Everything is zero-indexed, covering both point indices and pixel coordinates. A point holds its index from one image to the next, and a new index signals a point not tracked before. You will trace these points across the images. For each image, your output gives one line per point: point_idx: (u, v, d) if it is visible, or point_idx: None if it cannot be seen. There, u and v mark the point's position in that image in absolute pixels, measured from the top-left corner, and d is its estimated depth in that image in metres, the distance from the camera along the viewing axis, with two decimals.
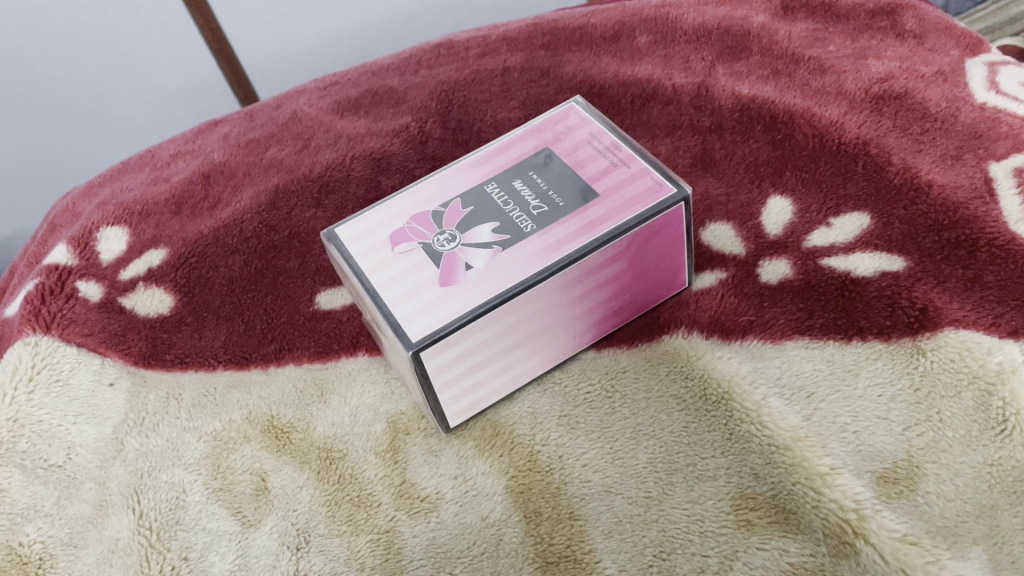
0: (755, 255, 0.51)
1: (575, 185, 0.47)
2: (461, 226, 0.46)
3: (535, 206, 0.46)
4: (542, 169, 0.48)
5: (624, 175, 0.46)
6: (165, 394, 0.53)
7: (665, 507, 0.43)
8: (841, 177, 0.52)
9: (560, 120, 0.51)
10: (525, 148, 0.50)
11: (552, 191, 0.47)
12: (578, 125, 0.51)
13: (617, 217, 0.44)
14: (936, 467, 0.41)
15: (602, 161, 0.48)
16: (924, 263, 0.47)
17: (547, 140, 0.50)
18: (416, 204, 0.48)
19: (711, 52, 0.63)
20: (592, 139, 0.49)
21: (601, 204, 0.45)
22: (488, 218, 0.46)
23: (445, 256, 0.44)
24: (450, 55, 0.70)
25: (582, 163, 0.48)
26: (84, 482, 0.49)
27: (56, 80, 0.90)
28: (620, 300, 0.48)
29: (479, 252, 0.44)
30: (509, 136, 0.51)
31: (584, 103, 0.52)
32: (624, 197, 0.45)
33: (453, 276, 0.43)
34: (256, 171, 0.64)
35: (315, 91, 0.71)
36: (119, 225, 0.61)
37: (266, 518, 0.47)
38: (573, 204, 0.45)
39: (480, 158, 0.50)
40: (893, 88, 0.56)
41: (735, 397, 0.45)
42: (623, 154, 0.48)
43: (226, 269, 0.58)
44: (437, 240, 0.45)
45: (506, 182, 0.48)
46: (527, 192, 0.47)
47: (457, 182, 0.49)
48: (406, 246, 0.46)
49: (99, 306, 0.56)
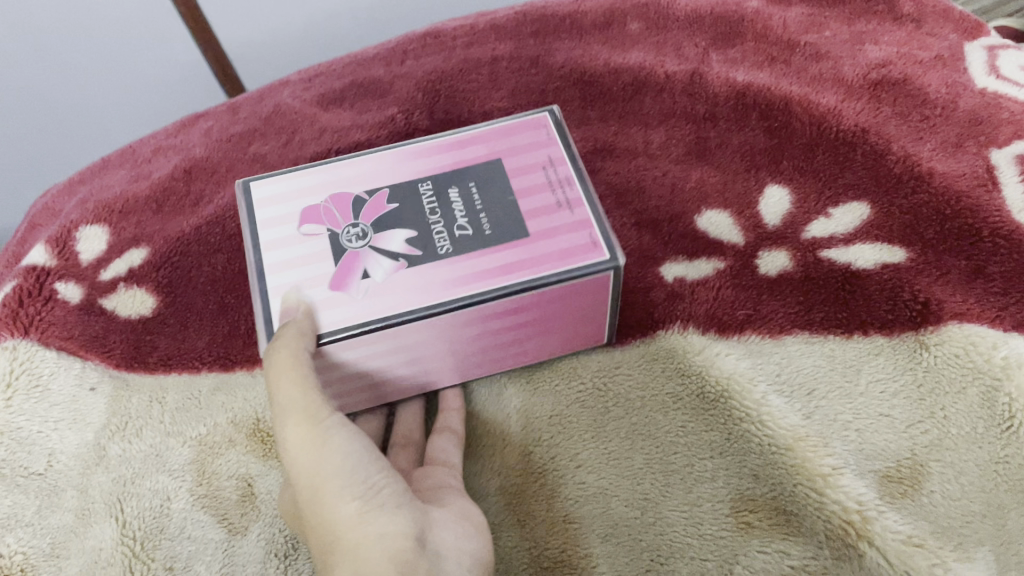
0: (754, 245, 0.49)
1: (507, 211, 0.43)
2: (377, 224, 0.43)
3: (460, 224, 0.42)
4: (484, 182, 0.44)
5: (565, 221, 0.42)
6: (148, 398, 0.51)
7: (662, 509, 0.41)
8: (840, 166, 0.51)
9: (526, 129, 0.47)
10: (474, 151, 0.46)
11: (482, 211, 0.43)
12: (540, 141, 0.46)
13: (535, 267, 0.41)
14: (941, 466, 0.40)
15: (548, 196, 0.43)
16: (926, 254, 0.46)
17: (502, 149, 0.46)
18: (339, 182, 0.45)
19: (704, 39, 0.61)
20: (548, 163, 0.45)
21: (526, 245, 0.42)
22: (407, 224, 0.43)
23: (348, 255, 0.41)
24: (436, 44, 0.67)
25: (528, 189, 0.44)
26: (66, 490, 0.48)
27: (43, 81, 0.87)
28: (534, 330, 0.45)
29: (383, 259, 0.41)
30: (469, 131, 0.47)
31: (558, 115, 0.47)
32: (552, 245, 0.42)
33: (346, 283, 0.40)
34: (239, 166, 0.62)
35: (298, 83, 0.69)
36: (99, 224, 0.59)
37: (253, 525, 0.47)
38: (501, 235, 0.42)
39: (428, 146, 0.46)
40: (892, 73, 0.55)
41: (734, 395, 0.43)
42: (573, 198, 0.43)
43: (209, 268, 0.57)
44: (345, 232, 0.42)
45: (444, 184, 0.44)
46: (459, 202, 0.43)
47: (388, 169, 0.45)
48: (311, 230, 0.43)
49: (79, 308, 0.54)
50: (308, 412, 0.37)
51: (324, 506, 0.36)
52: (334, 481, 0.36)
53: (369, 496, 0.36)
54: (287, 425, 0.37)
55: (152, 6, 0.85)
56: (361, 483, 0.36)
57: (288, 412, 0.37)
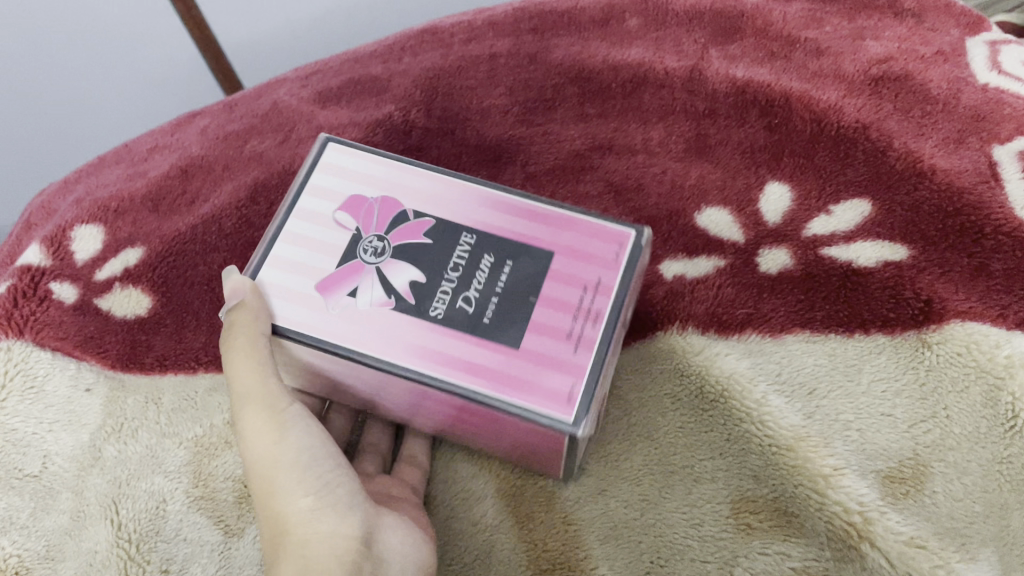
0: (755, 243, 0.49)
1: (519, 308, 0.40)
2: (399, 249, 0.42)
3: (468, 294, 0.41)
4: (520, 264, 0.42)
5: (560, 356, 0.39)
6: (144, 399, 0.51)
7: (662, 511, 0.42)
8: (841, 162, 0.50)
9: (603, 238, 0.42)
10: (530, 226, 0.43)
11: (497, 296, 0.41)
12: (603, 258, 0.42)
13: (499, 384, 0.38)
14: (943, 467, 0.40)
15: (566, 318, 0.40)
16: (928, 252, 0.46)
17: (560, 243, 0.42)
18: (395, 186, 0.44)
19: (704, 34, 0.59)
20: (594, 284, 0.41)
21: (510, 358, 0.39)
22: (421, 267, 0.42)
23: (354, 264, 0.41)
24: (435, 41, 0.65)
25: (553, 299, 0.41)
26: (61, 492, 0.48)
27: (39, 78, 0.86)
28: (509, 442, 0.42)
29: (378, 290, 0.41)
30: (558, 208, 0.43)
31: (642, 241, 0.42)
32: (529, 375, 0.38)
33: (334, 292, 0.41)
34: (237, 164, 0.60)
35: (296, 80, 0.67)
36: (94, 223, 0.58)
37: (250, 526, 0.47)
38: (495, 331, 0.40)
39: (502, 198, 0.44)
40: (893, 69, 0.54)
41: (733, 396, 0.43)
42: (588, 336, 0.39)
43: (205, 267, 0.56)
44: (368, 241, 0.42)
45: (487, 247, 0.42)
46: (484, 278, 0.41)
47: (440, 198, 0.44)
48: (343, 220, 0.43)
49: (75, 308, 0.54)
50: (266, 405, 0.40)
51: (278, 497, 0.39)
52: (288, 476, 0.39)
53: (320, 490, 0.40)
54: (245, 413, 0.40)
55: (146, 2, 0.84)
56: (315, 481, 0.40)
57: (246, 400, 0.40)
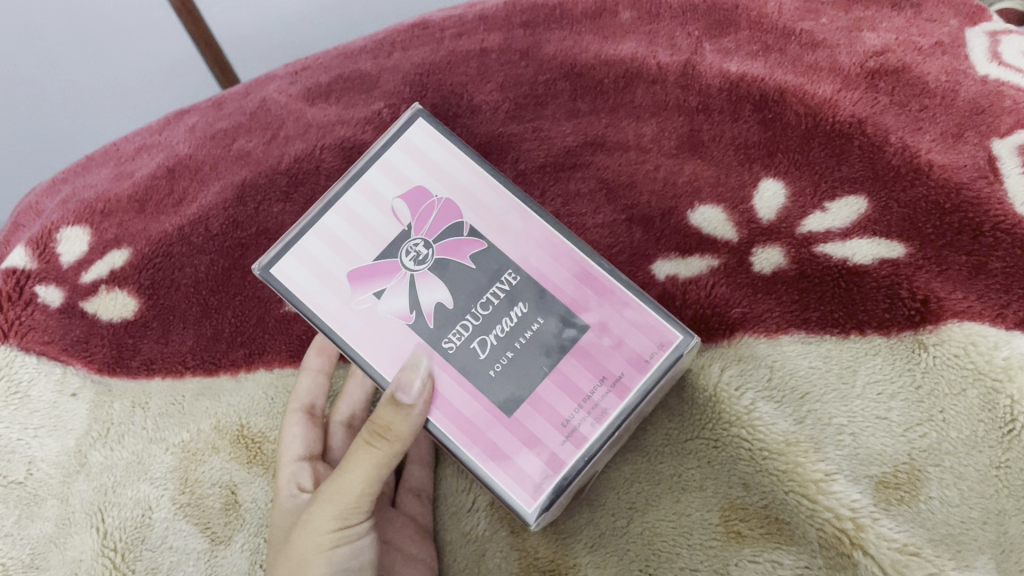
0: (748, 241, 0.48)
1: (532, 367, 0.39)
2: (438, 263, 0.40)
3: (486, 337, 0.39)
4: (550, 327, 0.39)
5: (547, 441, 0.38)
6: (131, 403, 0.50)
7: (650, 519, 0.42)
8: (836, 159, 0.49)
9: (646, 336, 0.39)
10: (577, 290, 0.40)
11: (514, 351, 0.39)
12: (637, 356, 0.39)
13: (481, 446, 0.38)
14: (939, 471, 0.39)
15: (570, 404, 0.38)
16: (925, 250, 0.45)
17: (597, 320, 0.40)
18: (465, 194, 0.42)
19: (697, 27, 0.58)
20: (613, 379, 0.39)
21: (501, 426, 0.38)
22: (454, 290, 0.40)
23: (391, 263, 0.40)
24: (425, 36, 0.64)
25: (567, 380, 0.39)
26: (46, 499, 0.48)
27: (25, 71, 0.84)
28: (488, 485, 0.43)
29: (403, 301, 0.40)
30: (613, 281, 0.40)
31: (681, 357, 0.39)
32: (513, 452, 0.38)
33: (363, 288, 0.40)
34: (223, 163, 0.59)
35: (286, 77, 0.66)
36: (80, 224, 0.57)
37: (237, 534, 0.47)
38: (500, 393, 0.39)
39: (562, 246, 0.41)
40: (890, 61, 0.52)
41: (723, 401, 0.43)
42: (583, 433, 0.38)
43: (192, 269, 0.54)
44: (413, 245, 0.40)
45: (523, 293, 0.40)
46: (507, 330, 0.39)
47: (501, 221, 0.41)
48: (400, 210, 0.41)
49: (60, 312, 0.53)
50: (350, 505, 0.40)
51: None
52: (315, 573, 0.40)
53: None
54: (329, 496, 0.40)
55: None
56: None
57: (343, 483, 0.39)
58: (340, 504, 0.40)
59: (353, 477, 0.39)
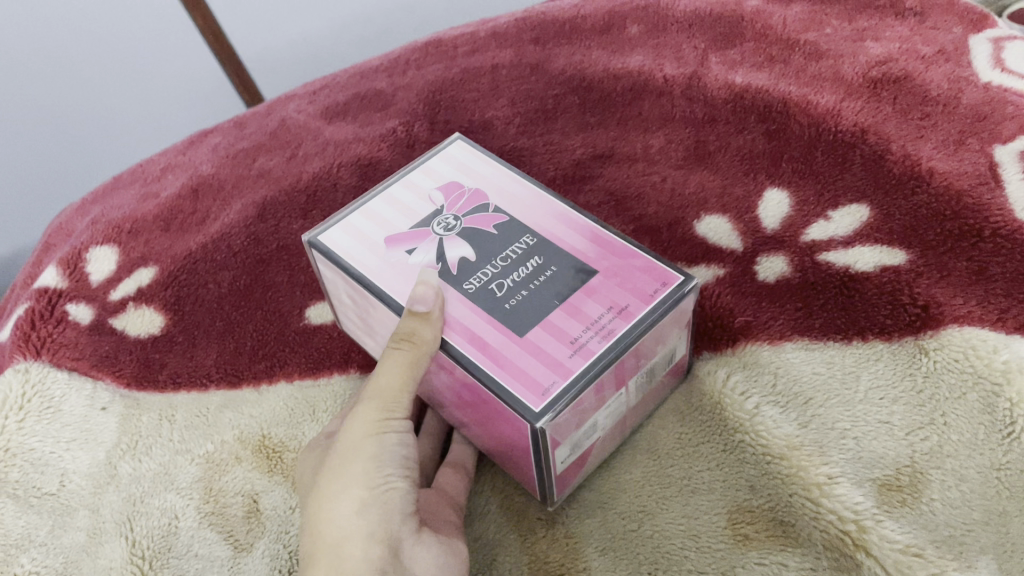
0: (753, 251, 0.49)
1: (542, 301, 0.40)
2: (466, 230, 0.44)
3: (504, 281, 0.41)
4: (563, 273, 0.41)
5: (556, 355, 0.37)
6: (158, 416, 0.51)
7: (660, 522, 0.42)
8: (839, 167, 0.50)
9: (649, 276, 0.40)
10: (585, 245, 0.42)
11: (526, 291, 0.40)
12: (642, 290, 0.40)
13: (489, 360, 0.38)
14: (941, 474, 0.40)
15: (578, 327, 0.38)
16: (926, 256, 0.45)
17: (606, 267, 0.41)
18: (491, 186, 0.46)
19: (704, 40, 0.60)
20: (620, 309, 0.39)
21: (512, 346, 0.38)
22: (477, 249, 0.43)
23: (422, 230, 0.44)
24: (438, 53, 0.66)
25: (576, 310, 0.39)
26: (77, 509, 0.48)
27: (59, 98, 0.87)
28: (509, 455, 0.41)
29: (431, 255, 0.43)
30: (619, 239, 0.43)
31: (683, 288, 0.40)
32: (521, 364, 0.37)
33: (395, 246, 0.43)
34: (245, 182, 0.61)
35: (304, 96, 0.68)
36: (108, 244, 0.59)
37: (258, 541, 0.46)
38: (512, 319, 0.39)
39: (575, 220, 0.44)
40: (892, 70, 0.54)
41: (727, 406, 0.44)
42: (590, 349, 0.37)
43: (215, 285, 0.56)
44: (445, 218, 0.44)
45: (540, 250, 0.42)
46: (522, 276, 0.41)
47: (524, 204, 0.45)
48: (436, 197, 0.46)
49: (90, 329, 0.55)
50: (388, 405, 0.39)
51: (334, 483, 0.38)
52: (358, 470, 0.38)
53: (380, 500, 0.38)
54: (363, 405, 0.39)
55: (165, 11, 0.87)
56: (376, 485, 0.38)
57: (377, 388, 0.39)
58: (379, 404, 0.39)
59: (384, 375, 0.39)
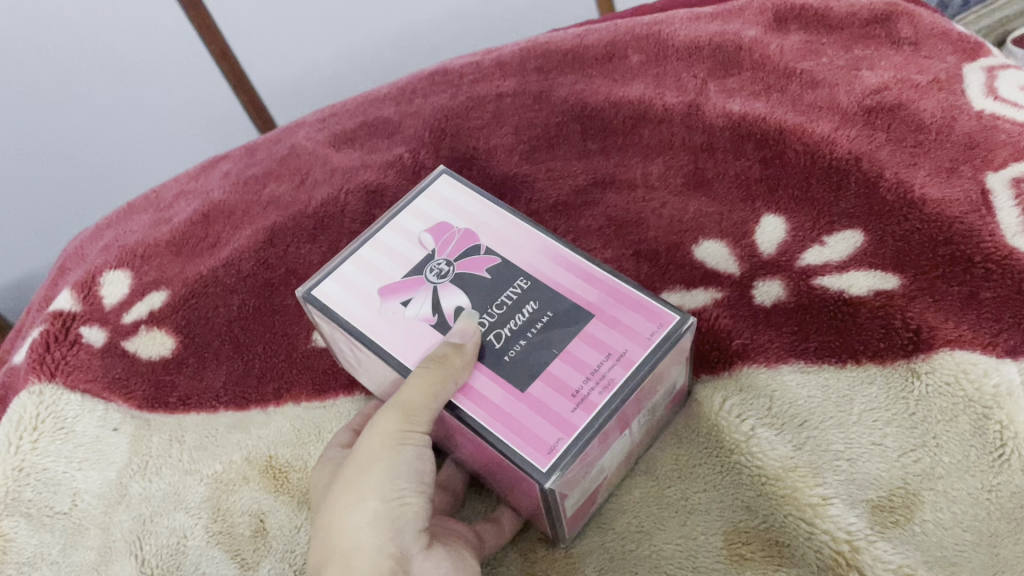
0: (750, 275, 0.50)
1: (540, 351, 0.41)
2: (459, 276, 0.45)
3: (500, 330, 0.42)
4: (558, 320, 0.42)
5: (558, 410, 0.39)
6: (168, 437, 0.53)
7: (657, 542, 0.43)
8: (833, 195, 0.51)
9: (645, 318, 0.41)
10: (580, 287, 0.43)
11: (525, 341, 0.41)
12: (638, 333, 0.41)
13: (494, 417, 0.39)
14: (933, 495, 0.40)
15: (578, 377, 0.40)
16: (918, 281, 0.46)
17: (602, 310, 0.42)
18: (481, 224, 0.47)
19: (703, 69, 0.61)
20: (618, 355, 0.40)
21: (515, 401, 0.39)
22: (471, 296, 0.44)
23: (416, 280, 0.45)
24: (444, 82, 0.68)
25: (575, 359, 0.40)
26: (89, 529, 0.49)
27: (74, 125, 0.90)
28: (516, 495, 0.43)
29: (427, 306, 0.43)
30: (614, 278, 0.43)
31: (679, 331, 0.41)
32: (526, 421, 0.38)
33: (391, 299, 0.44)
34: (255, 208, 0.63)
35: (313, 124, 0.70)
36: (122, 268, 0.61)
37: (264, 560, 0.47)
38: (512, 372, 0.40)
39: (567, 258, 0.45)
40: (886, 99, 0.55)
41: (723, 428, 0.45)
42: (592, 401, 0.39)
43: (225, 308, 0.57)
44: (437, 263, 0.45)
45: (534, 294, 0.43)
46: (519, 323, 0.42)
47: (516, 242, 0.46)
48: (426, 240, 0.46)
49: (103, 351, 0.56)
50: (411, 420, 0.39)
51: (353, 496, 0.38)
52: (377, 484, 0.38)
53: (389, 514, 0.38)
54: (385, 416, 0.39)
55: (179, 40, 0.89)
56: (393, 500, 0.38)
57: (401, 401, 0.39)
58: (402, 418, 0.39)
59: (409, 389, 0.39)
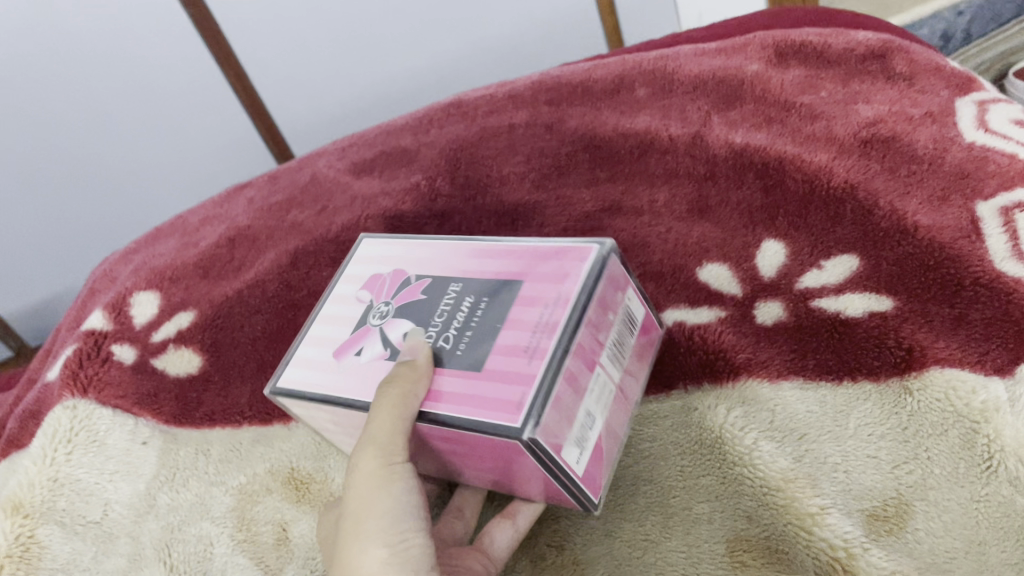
0: (751, 297, 0.53)
1: (486, 333, 0.42)
2: (398, 308, 0.46)
3: (448, 333, 0.43)
4: (495, 299, 0.43)
5: (515, 369, 0.39)
6: (195, 450, 0.55)
7: (663, 550, 0.45)
8: (831, 221, 0.54)
9: (567, 262, 0.43)
10: (509, 266, 0.45)
11: (471, 330, 0.42)
12: (564, 274, 0.42)
13: (460, 405, 0.39)
14: (924, 505, 0.42)
15: (525, 335, 0.40)
16: (910, 304, 0.48)
17: (532, 273, 0.44)
18: (407, 261, 0.49)
19: (707, 102, 0.64)
20: (553, 300, 0.41)
21: (475, 381, 0.40)
22: (413, 319, 0.45)
23: (364, 330, 0.46)
24: (459, 114, 0.72)
25: (515, 323, 0.41)
26: (119, 536, 0.51)
27: None
28: (517, 478, 0.43)
29: (378, 345, 0.45)
30: (540, 245, 0.45)
31: (598, 257, 0.42)
32: (487, 394, 0.39)
33: (345, 355, 0.45)
34: (278, 233, 0.66)
35: (335, 153, 0.73)
36: (151, 290, 0.64)
37: (287, 565, 0.49)
38: (466, 361, 0.41)
39: (492, 250, 0.46)
40: (881, 131, 0.57)
41: (726, 441, 0.47)
42: (543, 346, 0.39)
43: (249, 328, 0.60)
44: (377, 308, 0.47)
45: (467, 291, 0.45)
46: (462, 317, 0.43)
47: (441, 260, 0.48)
48: (362, 296, 0.49)
49: (133, 368, 0.59)
50: (388, 454, 0.40)
51: (357, 543, 0.40)
52: (376, 525, 0.40)
53: (397, 553, 0.40)
54: (362, 455, 0.41)
55: None
56: (394, 536, 0.40)
57: (371, 439, 0.40)
58: (378, 455, 0.40)
59: (375, 426, 0.40)
